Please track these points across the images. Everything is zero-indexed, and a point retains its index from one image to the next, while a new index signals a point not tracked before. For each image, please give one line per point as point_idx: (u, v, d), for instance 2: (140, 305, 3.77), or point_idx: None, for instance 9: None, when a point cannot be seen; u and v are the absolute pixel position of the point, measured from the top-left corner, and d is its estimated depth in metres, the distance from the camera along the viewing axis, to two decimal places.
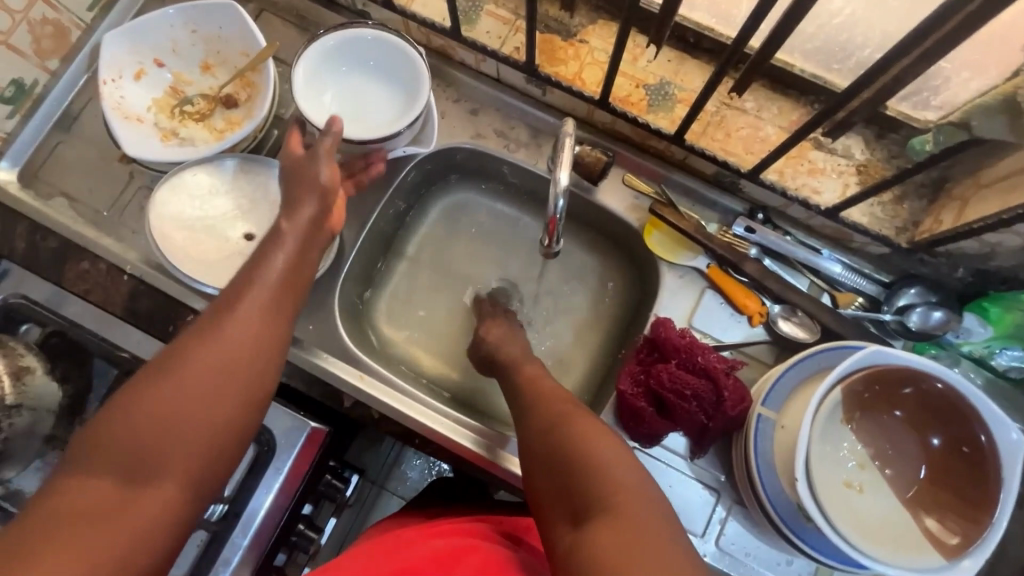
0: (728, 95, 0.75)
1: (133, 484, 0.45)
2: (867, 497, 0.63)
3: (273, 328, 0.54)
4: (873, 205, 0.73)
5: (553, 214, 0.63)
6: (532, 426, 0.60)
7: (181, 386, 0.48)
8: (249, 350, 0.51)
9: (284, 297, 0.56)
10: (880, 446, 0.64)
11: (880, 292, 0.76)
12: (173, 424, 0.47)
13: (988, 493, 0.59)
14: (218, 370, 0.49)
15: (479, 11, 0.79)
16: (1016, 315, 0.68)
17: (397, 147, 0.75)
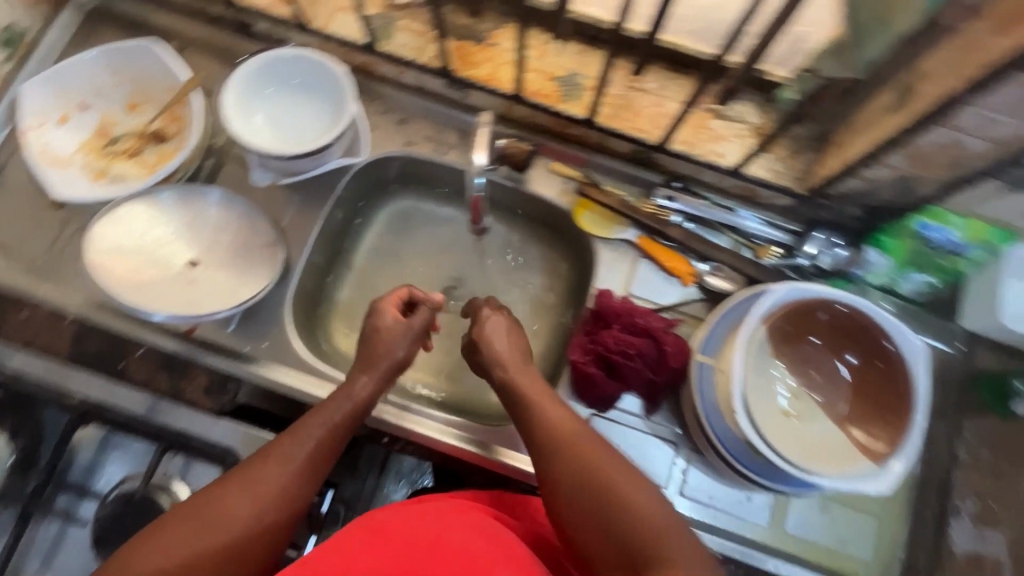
0: (630, 78, 0.81)
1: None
2: (804, 422, 0.69)
3: (312, 476, 0.60)
4: (772, 162, 0.81)
5: (476, 192, 0.72)
6: (553, 468, 0.58)
7: (205, 527, 0.53)
8: (275, 502, 0.57)
9: (323, 455, 0.62)
10: (807, 374, 0.71)
11: (792, 240, 0.82)
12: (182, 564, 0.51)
13: (903, 397, 0.65)
14: (243, 518, 0.55)
15: (394, 27, 0.84)
16: (907, 243, 0.77)
17: (331, 160, 0.79)
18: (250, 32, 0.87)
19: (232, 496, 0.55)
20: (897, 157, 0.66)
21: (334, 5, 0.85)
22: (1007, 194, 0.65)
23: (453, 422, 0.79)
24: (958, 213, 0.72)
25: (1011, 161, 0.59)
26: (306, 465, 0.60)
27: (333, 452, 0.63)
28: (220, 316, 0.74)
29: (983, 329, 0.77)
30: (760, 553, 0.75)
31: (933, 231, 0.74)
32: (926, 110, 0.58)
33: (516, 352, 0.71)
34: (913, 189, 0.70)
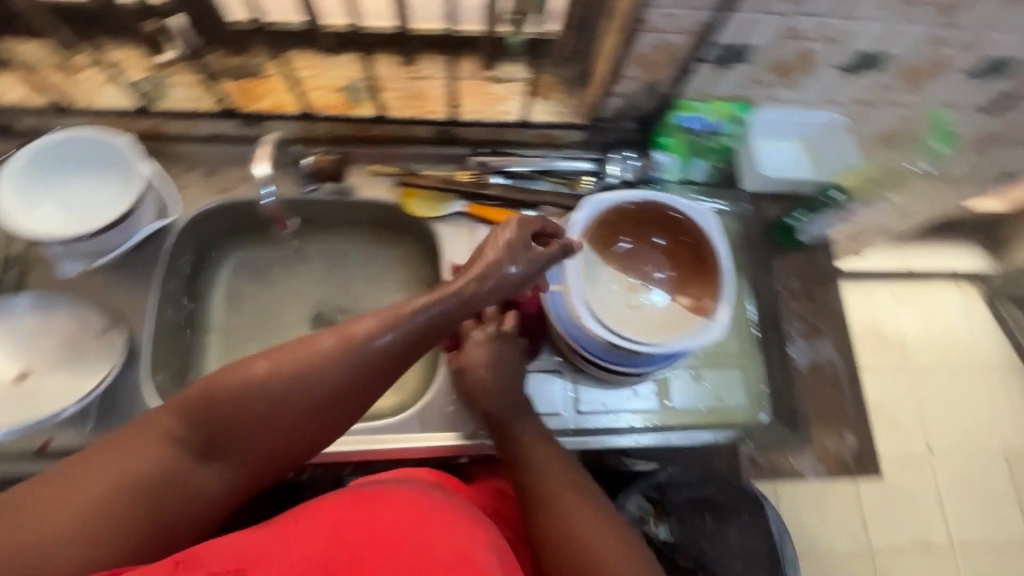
0: (407, 70, 0.88)
1: (200, 464, 0.54)
2: (647, 307, 0.79)
3: (330, 411, 0.56)
4: (552, 104, 0.90)
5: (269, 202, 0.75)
6: (545, 503, 0.66)
7: (286, 398, 0.53)
8: (337, 403, 0.55)
9: (377, 375, 0.57)
10: (635, 268, 0.81)
11: (597, 166, 0.93)
12: (253, 438, 0.54)
13: (707, 254, 0.78)
14: (276, 422, 0.53)
15: (167, 85, 0.84)
16: (680, 136, 0.89)
17: (142, 226, 0.78)
18: (14, 132, 0.84)
19: (292, 390, 0.53)
20: (631, 68, 0.78)
21: (96, 80, 0.83)
22: (720, 71, 0.80)
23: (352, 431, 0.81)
24: (699, 99, 0.87)
25: (703, 43, 0.73)
26: (344, 385, 0.55)
27: (371, 379, 0.56)
28: (66, 414, 0.69)
29: (760, 185, 0.92)
30: (663, 433, 0.85)
31: (691, 121, 0.87)
32: (626, 22, 0.70)
33: (502, 372, 0.77)
34: (659, 90, 0.83)
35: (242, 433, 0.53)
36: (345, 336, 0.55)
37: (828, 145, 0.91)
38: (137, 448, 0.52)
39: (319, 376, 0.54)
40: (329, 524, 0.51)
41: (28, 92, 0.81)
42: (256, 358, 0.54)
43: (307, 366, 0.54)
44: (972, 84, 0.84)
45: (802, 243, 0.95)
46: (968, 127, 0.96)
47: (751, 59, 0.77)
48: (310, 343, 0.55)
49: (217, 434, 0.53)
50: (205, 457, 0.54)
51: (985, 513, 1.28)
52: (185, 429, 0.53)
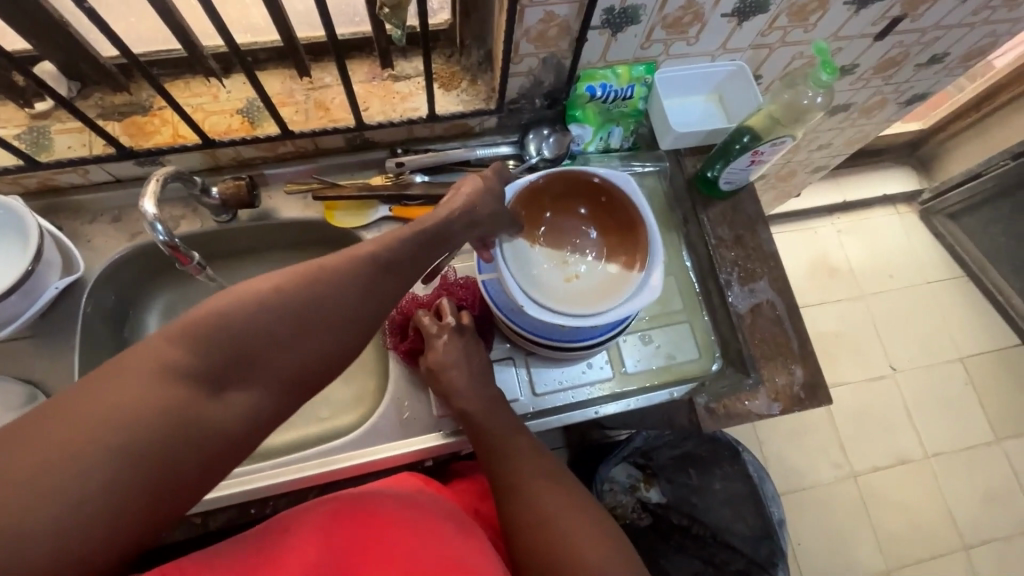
0: (305, 82, 0.86)
1: (218, 394, 0.47)
2: (583, 277, 0.79)
3: (342, 343, 0.52)
4: (458, 95, 0.89)
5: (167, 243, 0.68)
6: (521, 494, 0.65)
7: (301, 312, 0.50)
8: (339, 330, 0.52)
9: (384, 291, 0.55)
10: (562, 242, 0.81)
11: (518, 148, 0.94)
12: (277, 357, 0.49)
13: (630, 212, 0.79)
14: (290, 345, 0.49)
15: (49, 134, 0.79)
16: (590, 107, 0.91)
17: (51, 285, 0.74)
18: None
19: (313, 302, 0.50)
20: (526, 45, 0.78)
21: None
22: (615, 36, 0.80)
23: (306, 457, 0.79)
24: (604, 66, 0.87)
25: (591, 10, 0.73)
26: (360, 295, 0.53)
27: (382, 302, 0.55)
28: None
29: (674, 141, 0.92)
30: (622, 400, 0.86)
31: (599, 89, 0.87)
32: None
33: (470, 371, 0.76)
34: (560, 64, 0.83)
35: (258, 357, 0.48)
36: (347, 253, 0.53)
37: (735, 91, 0.93)
38: (160, 377, 0.44)
39: (333, 287, 0.51)
40: (320, 534, 0.57)
41: None
42: (261, 284, 0.49)
43: (310, 283, 0.50)
44: (856, 13, 0.87)
45: (724, 194, 0.93)
46: (863, 55, 1.00)
47: (642, 19, 0.78)
48: (319, 265, 0.52)
49: (249, 350, 0.48)
50: (225, 383, 0.47)
51: (875, 435, 1.67)
52: (202, 356, 0.46)
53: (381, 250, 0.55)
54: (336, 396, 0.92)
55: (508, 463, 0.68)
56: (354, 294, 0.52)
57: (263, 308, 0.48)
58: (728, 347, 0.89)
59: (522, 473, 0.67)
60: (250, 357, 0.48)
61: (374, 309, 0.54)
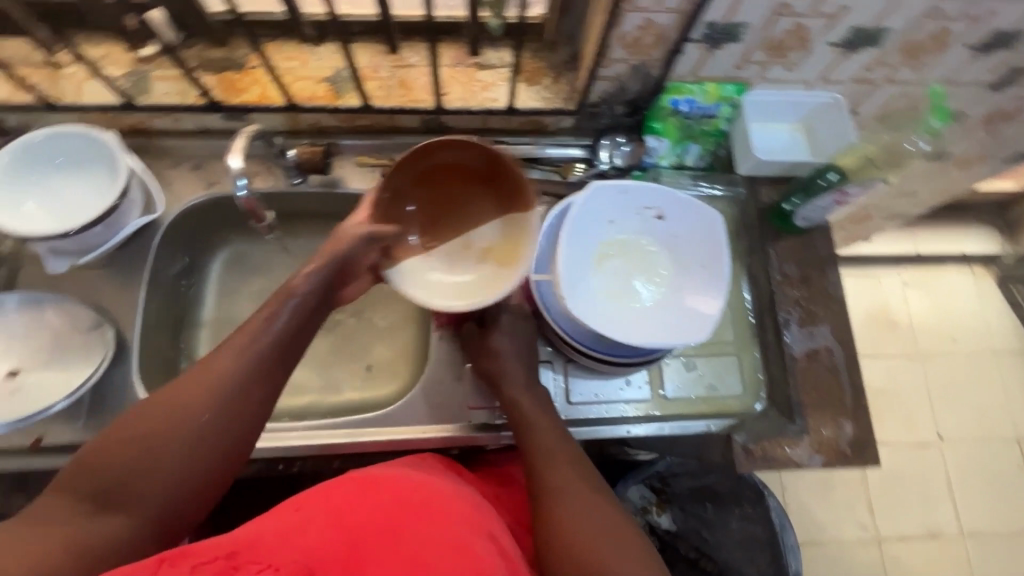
0: (392, 58, 0.87)
1: (108, 513, 0.50)
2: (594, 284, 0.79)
3: (230, 449, 0.56)
4: (539, 91, 0.88)
5: (243, 196, 0.70)
6: (549, 499, 0.64)
7: (144, 447, 0.52)
8: (221, 438, 0.55)
9: (253, 400, 0.57)
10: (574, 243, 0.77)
11: (588, 153, 0.92)
12: (153, 480, 0.52)
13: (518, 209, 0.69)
14: (175, 453, 0.53)
15: (149, 79, 0.83)
16: (671, 121, 0.88)
17: (127, 221, 0.77)
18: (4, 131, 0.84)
19: (155, 435, 0.53)
20: (618, 49, 0.76)
21: (78, 77, 0.82)
22: (712, 51, 0.77)
23: (338, 424, 0.81)
24: (692, 81, 0.84)
25: (693, 22, 0.70)
26: (230, 401, 0.56)
27: (244, 424, 0.57)
28: (55, 409, 0.70)
29: (752, 168, 0.89)
30: (657, 424, 0.84)
31: (684, 104, 0.85)
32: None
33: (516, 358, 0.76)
34: (649, 73, 0.81)
35: (146, 476, 0.52)
36: (178, 383, 0.56)
37: (828, 125, 0.87)
38: (39, 515, 0.48)
39: (202, 404, 0.55)
40: (332, 510, 0.53)
41: (13, 91, 0.81)
42: (105, 437, 0.53)
43: (154, 424, 0.53)
44: (976, 58, 0.80)
45: (797, 229, 0.89)
46: (973, 104, 0.93)
47: (744, 37, 0.75)
48: (175, 387, 0.56)
49: (105, 480, 0.51)
50: (103, 507, 0.50)
51: (909, 504, 1.58)
52: (78, 495, 0.50)
53: (243, 358, 0.58)
54: (374, 369, 0.93)
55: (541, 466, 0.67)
56: (231, 397, 0.56)
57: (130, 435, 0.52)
58: (777, 389, 0.85)
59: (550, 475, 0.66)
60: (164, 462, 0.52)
61: (248, 414, 0.57)
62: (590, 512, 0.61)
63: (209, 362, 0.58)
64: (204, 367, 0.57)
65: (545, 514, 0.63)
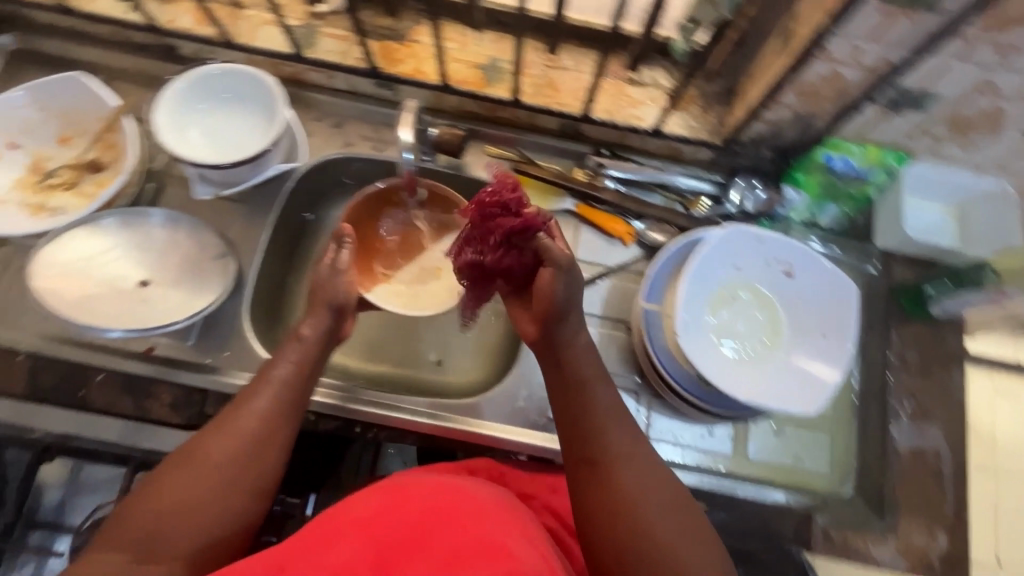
0: (547, 58, 0.86)
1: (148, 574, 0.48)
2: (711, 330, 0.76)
3: (243, 493, 0.54)
4: (686, 119, 0.86)
5: (408, 167, 0.76)
6: (604, 470, 0.57)
7: (182, 493, 0.52)
8: (234, 486, 0.54)
9: (278, 436, 0.57)
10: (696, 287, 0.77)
11: (719, 190, 0.88)
12: (176, 533, 0.50)
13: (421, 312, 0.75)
14: (210, 497, 0.52)
15: (318, 34, 0.87)
16: (817, 176, 0.83)
17: (271, 164, 0.81)
18: (176, 56, 0.90)
19: (176, 496, 0.51)
20: (789, 94, 0.73)
21: (257, 19, 0.87)
22: (888, 115, 0.73)
23: (416, 402, 0.82)
24: (854, 141, 0.79)
25: (884, 84, 0.66)
26: (253, 445, 0.55)
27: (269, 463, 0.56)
28: (175, 326, 0.75)
29: (892, 244, 0.85)
30: (730, 482, 0.79)
31: (838, 161, 0.80)
32: (806, 44, 0.64)
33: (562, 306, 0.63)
34: (812, 124, 0.77)
35: (164, 539, 0.49)
36: (184, 445, 0.55)
37: (987, 215, 0.81)
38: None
39: (217, 460, 0.54)
40: (362, 522, 0.53)
41: (196, 22, 0.86)
42: (151, 486, 0.52)
43: (182, 473, 0.53)
44: None
45: (929, 318, 0.84)
46: None
47: (929, 109, 0.70)
48: (202, 446, 0.54)
49: (144, 534, 0.49)
50: (147, 558, 0.48)
51: None
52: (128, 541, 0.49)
53: (257, 405, 0.57)
54: (454, 355, 0.93)
55: (595, 436, 0.59)
56: (235, 456, 0.54)
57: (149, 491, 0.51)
58: (869, 478, 0.80)
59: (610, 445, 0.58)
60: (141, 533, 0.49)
61: (271, 453, 0.56)
62: (652, 496, 0.56)
63: (246, 399, 0.58)
64: (245, 402, 0.58)
65: (595, 486, 0.57)
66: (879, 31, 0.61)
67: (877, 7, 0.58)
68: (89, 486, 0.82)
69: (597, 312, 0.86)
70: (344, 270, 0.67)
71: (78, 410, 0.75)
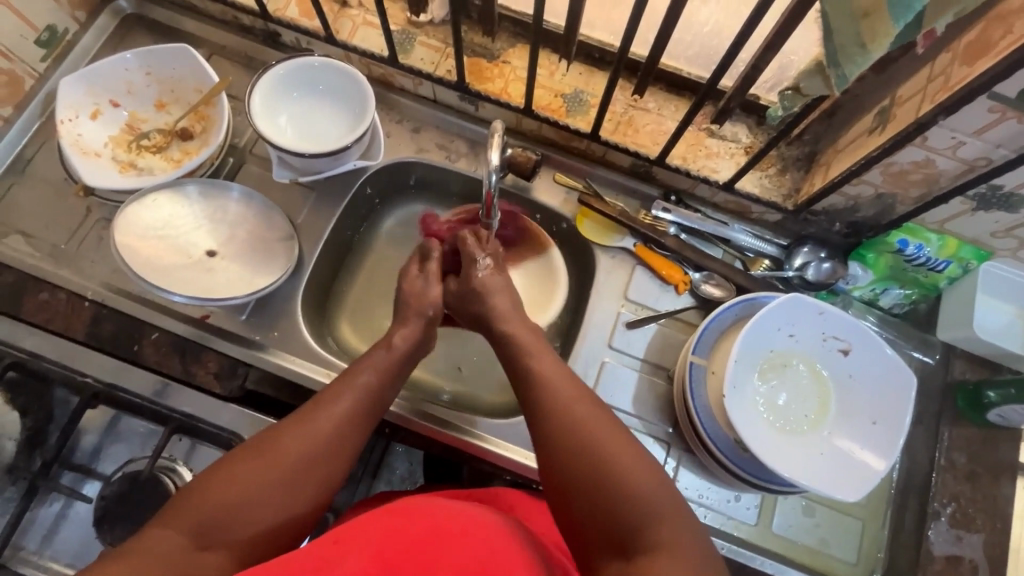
0: (631, 97, 0.87)
1: (208, 552, 0.52)
2: (770, 399, 0.77)
3: (300, 495, 0.58)
4: (761, 178, 0.85)
5: (489, 188, 0.69)
6: (582, 458, 0.56)
7: (248, 485, 0.56)
8: (294, 485, 0.58)
9: (346, 445, 0.62)
10: (754, 354, 0.76)
11: (781, 254, 0.87)
12: (243, 518, 0.55)
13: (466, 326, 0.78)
14: (273, 491, 0.57)
15: (413, 42, 0.89)
16: (887, 258, 0.81)
17: (349, 160, 0.83)
18: (277, 43, 0.94)
19: (246, 484, 0.56)
20: (875, 174, 0.71)
21: (359, 19, 0.90)
22: (975, 211, 0.71)
23: (448, 414, 0.83)
24: (932, 229, 0.77)
25: (978, 181, 0.65)
26: (325, 449, 0.60)
27: (328, 469, 0.60)
28: (235, 301, 0.77)
29: (955, 339, 0.82)
30: (748, 552, 0.77)
31: (912, 248, 0.78)
32: (904, 130, 0.63)
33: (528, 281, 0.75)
34: (892, 207, 0.76)
35: (232, 522, 0.54)
36: (258, 437, 0.60)
37: None
38: (150, 550, 0.50)
39: (291, 456, 0.58)
40: (374, 544, 0.53)
41: (302, 13, 0.90)
42: (222, 470, 0.57)
43: (260, 462, 0.57)
44: None
45: (985, 423, 0.81)
46: None
47: (1021, 212, 0.68)
48: (281, 440, 0.59)
49: (212, 517, 0.54)
50: (204, 544, 0.53)
51: None
52: (188, 524, 0.53)
53: (335, 409, 0.63)
54: (489, 372, 0.94)
55: (536, 403, 0.62)
56: (309, 455, 0.59)
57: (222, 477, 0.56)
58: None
59: (550, 404, 0.61)
60: (207, 513, 0.54)
61: (338, 461, 0.61)
62: (606, 443, 0.56)
63: (329, 401, 0.63)
64: (324, 403, 0.63)
65: (543, 447, 0.59)
66: (985, 129, 0.59)
67: (989, 105, 0.57)
68: (125, 436, 0.83)
69: (639, 355, 0.85)
70: (434, 283, 0.76)
71: (130, 364, 0.78)
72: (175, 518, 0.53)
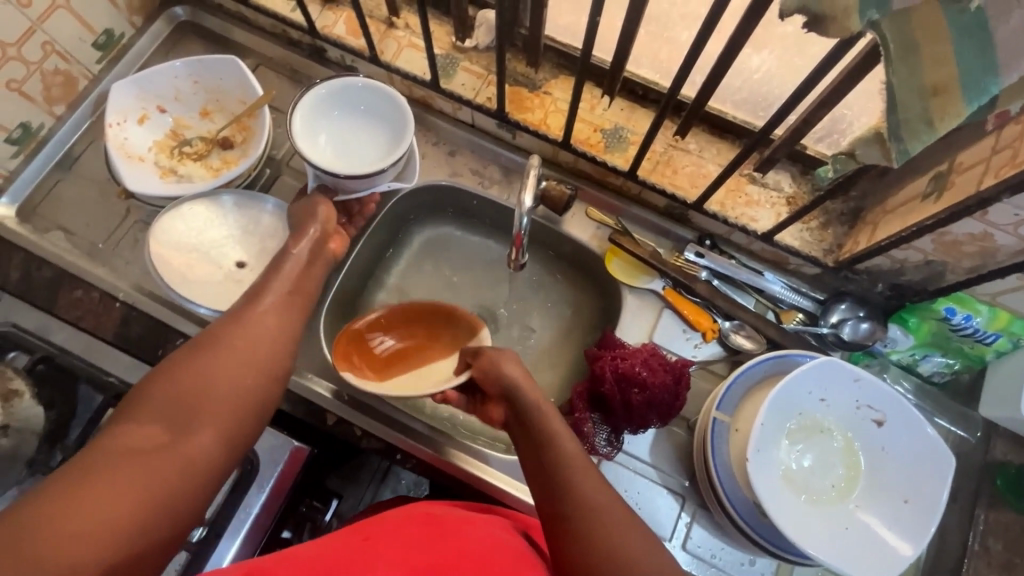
0: (672, 137, 0.85)
1: (179, 434, 0.52)
2: (796, 466, 0.74)
3: (258, 374, 0.59)
4: (802, 231, 0.82)
5: (519, 229, 0.73)
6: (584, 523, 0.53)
7: (206, 368, 0.56)
8: (251, 367, 0.58)
9: (287, 332, 0.64)
10: (782, 418, 0.73)
11: (817, 308, 0.84)
12: (209, 398, 0.55)
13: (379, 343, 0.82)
14: (234, 368, 0.57)
15: (456, 67, 0.89)
16: (931, 324, 0.77)
17: (383, 181, 0.81)
18: (321, 58, 0.95)
19: (206, 374, 0.56)
20: (926, 242, 0.68)
21: (404, 41, 0.91)
22: None
23: (457, 445, 0.81)
24: (982, 300, 0.73)
25: None
26: (272, 334, 0.62)
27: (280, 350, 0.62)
28: None
29: (998, 418, 0.78)
30: None
31: (960, 317, 0.73)
32: (965, 202, 0.59)
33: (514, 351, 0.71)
34: (942, 274, 0.72)
35: (198, 402, 0.54)
36: (208, 331, 0.60)
37: None
38: (120, 444, 0.50)
39: (243, 340, 0.60)
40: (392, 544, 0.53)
41: (350, 31, 0.91)
42: (177, 362, 0.57)
43: (212, 351, 0.58)
44: None
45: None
46: None
47: None
48: (219, 330, 0.60)
49: (174, 404, 0.53)
50: (172, 431, 0.52)
51: None
52: (155, 418, 0.52)
53: (265, 303, 0.65)
54: None
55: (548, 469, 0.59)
56: (257, 338, 0.61)
57: (182, 369, 0.55)
58: None
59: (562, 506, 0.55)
60: (171, 398, 0.53)
61: (284, 344, 0.62)
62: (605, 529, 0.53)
63: (259, 296, 0.66)
64: (255, 300, 0.65)
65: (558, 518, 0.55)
66: None
67: None
68: None
69: None
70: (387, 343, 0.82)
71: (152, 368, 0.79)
72: (136, 413, 0.52)
